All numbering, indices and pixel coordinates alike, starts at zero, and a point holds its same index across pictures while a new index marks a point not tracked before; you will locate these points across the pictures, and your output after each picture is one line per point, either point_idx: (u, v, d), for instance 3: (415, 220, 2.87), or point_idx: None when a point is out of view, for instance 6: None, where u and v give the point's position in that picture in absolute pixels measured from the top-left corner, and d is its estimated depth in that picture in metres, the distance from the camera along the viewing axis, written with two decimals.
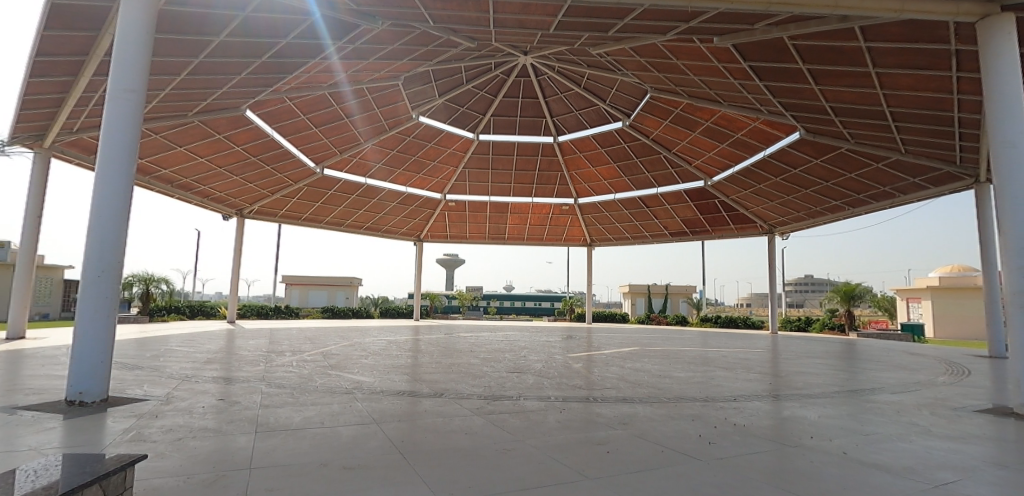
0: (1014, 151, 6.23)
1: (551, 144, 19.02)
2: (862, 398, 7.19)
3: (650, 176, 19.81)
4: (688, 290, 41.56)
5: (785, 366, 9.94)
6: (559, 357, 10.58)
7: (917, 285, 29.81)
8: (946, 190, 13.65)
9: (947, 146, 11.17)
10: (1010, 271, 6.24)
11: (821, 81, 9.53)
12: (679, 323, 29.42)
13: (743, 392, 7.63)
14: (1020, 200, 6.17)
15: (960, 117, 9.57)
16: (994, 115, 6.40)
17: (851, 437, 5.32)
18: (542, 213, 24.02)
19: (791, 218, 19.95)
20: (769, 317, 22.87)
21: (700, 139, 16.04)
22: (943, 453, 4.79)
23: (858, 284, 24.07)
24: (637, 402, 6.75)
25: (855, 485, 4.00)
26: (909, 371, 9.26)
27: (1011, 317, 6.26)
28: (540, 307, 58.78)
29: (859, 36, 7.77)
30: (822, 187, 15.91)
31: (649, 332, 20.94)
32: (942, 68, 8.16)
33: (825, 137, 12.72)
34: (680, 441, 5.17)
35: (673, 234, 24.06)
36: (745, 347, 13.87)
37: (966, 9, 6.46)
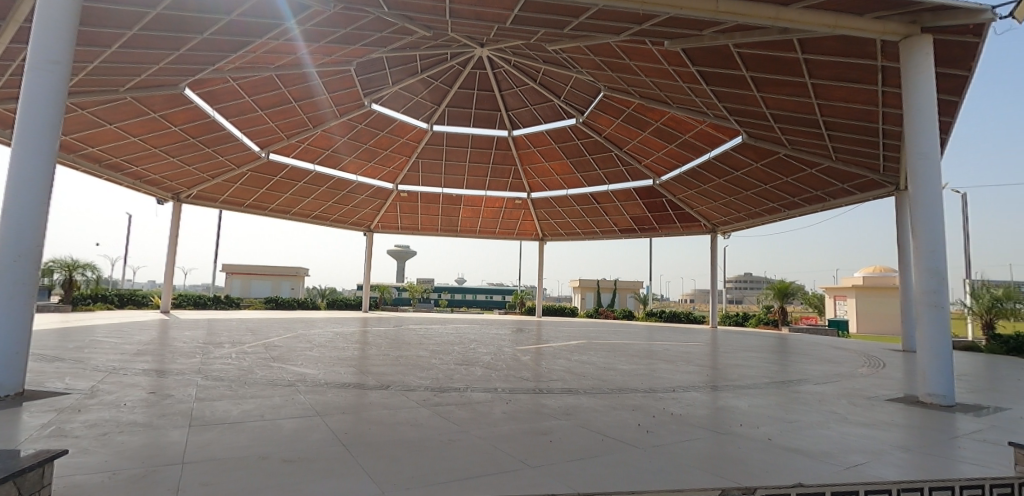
0: (928, 161, 6.77)
1: (505, 138, 19.03)
2: (789, 388, 7.67)
3: (602, 173, 20.16)
4: (635, 285, 42.68)
5: (722, 359, 10.45)
6: (508, 349, 10.68)
7: (843, 283, 31.95)
8: (871, 197, 14.68)
9: (873, 155, 12.01)
10: (921, 272, 6.78)
11: (762, 89, 10.01)
12: (626, 317, 30.29)
13: (683, 383, 7.96)
14: (931, 208, 6.74)
15: (884, 128, 10.31)
16: (912, 129, 6.95)
17: (777, 424, 5.68)
18: (495, 206, 24.13)
19: (732, 218, 20.94)
20: (710, 313, 23.84)
21: (650, 139, 16.46)
22: (860, 438, 5.18)
23: (791, 282, 25.54)
24: (581, 393, 6.93)
25: (778, 470, 4.29)
26: (832, 364, 9.95)
27: (921, 315, 6.82)
28: (491, 301, 58.97)
29: (797, 48, 8.19)
30: (761, 189, 16.77)
31: (598, 327, 21.45)
32: (870, 82, 8.76)
33: (764, 142, 13.39)
34: (621, 430, 5.37)
35: (622, 231, 24.72)
36: (685, 340, 14.48)
37: (891, 28, 6.91)
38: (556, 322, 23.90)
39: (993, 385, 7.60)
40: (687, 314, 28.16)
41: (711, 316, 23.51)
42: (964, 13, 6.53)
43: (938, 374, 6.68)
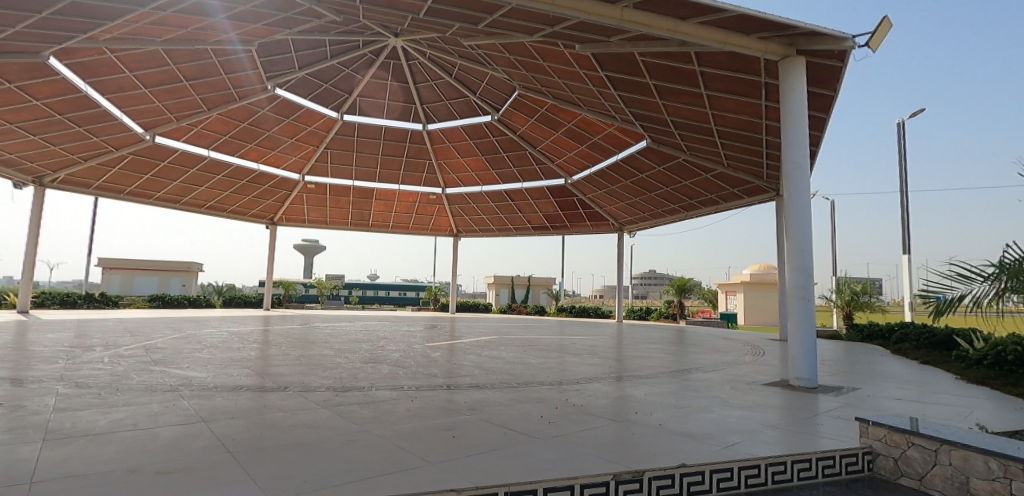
0: (799, 170, 7.56)
1: (420, 131, 18.70)
2: (682, 377, 8.25)
3: (516, 170, 20.43)
4: (548, 281, 43.91)
5: (625, 351, 11.02)
6: (418, 346, 10.53)
7: (733, 279, 34.93)
8: (756, 201, 16.17)
9: (758, 163, 13.23)
10: (793, 270, 7.53)
11: (664, 96, 10.65)
12: (538, 313, 31.06)
13: (587, 375, 8.28)
14: (802, 211, 7.52)
15: (766, 139, 11.39)
16: (787, 142, 7.73)
17: (669, 411, 6.09)
18: (409, 201, 23.72)
19: (637, 218, 22.15)
20: (616, 307, 25.08)
21: (562, 139, 16.93)
22: (737, 420, 5.70)
23: (689, 278, 27.54)
24: (489, 387, 6.99)
25: (667, 453, 4.60)
26: (720, 353, 10.84)
27: (792, 307, 7.60)
28: (405, 297, 57.90)
29: (693, 60, 8.80)
30: (663, 191, 17.88)
31: (511, 322, 21.80)
32: (755, 97, 9.62)
33: (666, 147, 14.27)
34: (524, 422, 5.48)
35: (535, 228, 25.30)
36: (592, 334, 15.11)
37: (771, 49, 7.63)
38: (469, 318, 23.96)
39: (847, 368, 8.69)
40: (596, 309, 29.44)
41: (617, 311, 24.75)
42: (829, 39, 7.30)
43: (804, 360, 7.49)
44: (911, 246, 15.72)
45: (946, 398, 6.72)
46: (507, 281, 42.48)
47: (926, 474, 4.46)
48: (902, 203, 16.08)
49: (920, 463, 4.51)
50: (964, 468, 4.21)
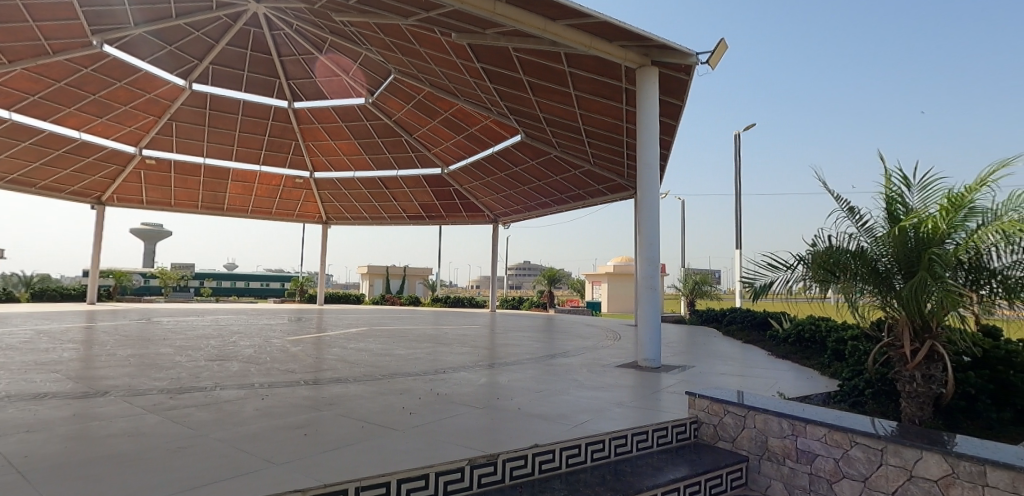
0: (650, 171, 8.29)
1: (286, 109, 17.29)
2: (546, 362, 8.67)
3: (391, 157, 19.82)
4: (425, 271, 43.53)
5: (495, 340, 11.29)
6: (277, 340, 9.79)
7: (599, 270, 37.59)
8: (617, 198, 17.51)
9: (619, 162, 14.32)
10: (645, 260, 8.24)
11: (536, 93, 11.02)
12: (412, 303, 30.65)
13: (456, 364, 8.34)
14: (653, 208, 8.24)
15: (626, 140, 12.34)
16: (641, 145, 8.44)
17: (529, 395, 6.37)
18: (271, 184, 22.08)
19: (511, 210, 22.85)
20: (490, 297, 25.69)
21: (439, 128, 16.75)
22: (589, 400, 6.14)
23: (558, 269, 29.13)
24: (350, 381, 6.74)
25: (522, 436, 4.81)
26: (582, 339, 11.60)
27: (642, 296, 8.32)
28: (269, 289, 53.55)
29: (563, 61, 9.21)
30: (536, 185, 18.60)
31: (385, 313, 21.25)
32: (617, 100, 10.34)
33: (539, 142, 14.83)
34: (383, 415, 5.37)
35: (410, 217, 24.97)
36: (465, 324, 15.29)
37: (629, 56, 8.25)
38: (340, 309, 22.92)
39: (686, 348, 9.81)
40: (470, 298, 29.87)
41: (490, 300, 25.33)
42: (678, 53, 8.07)
43: (650, 343, 8.27)
44: (741, 241, 18.18)
45: (758, 371, 7.91)
46: (381, 271, 41.36)
47: (737, 436, 5.30)
48: (735, 204, 18.52)
49: (733, 428, 5.33)
50: (765, 429, 5.07)
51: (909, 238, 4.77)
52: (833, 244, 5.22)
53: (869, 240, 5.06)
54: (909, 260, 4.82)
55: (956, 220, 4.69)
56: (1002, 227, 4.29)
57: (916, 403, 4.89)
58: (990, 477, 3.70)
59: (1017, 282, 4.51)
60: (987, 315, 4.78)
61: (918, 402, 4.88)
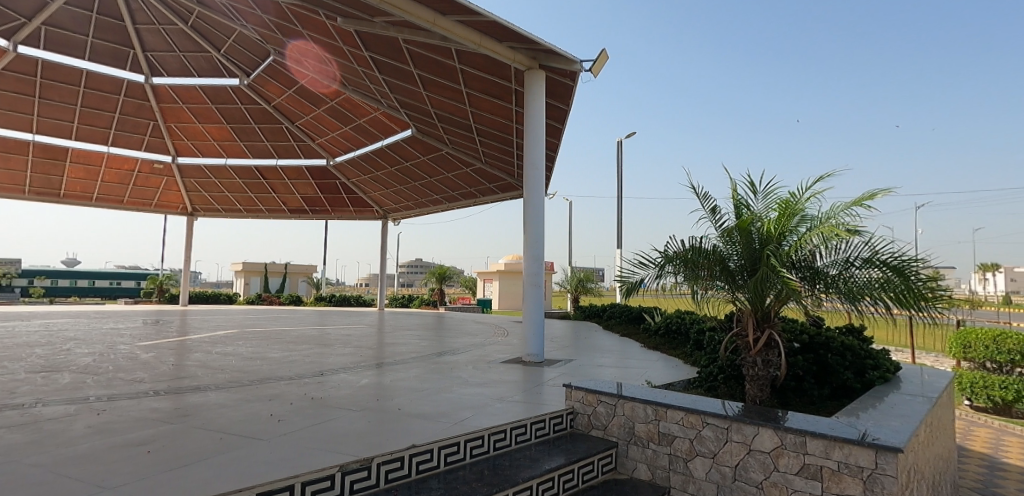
0: (536, 171, 8.55)
1: (143, 84, 15.30)
2: (432, 360, 8.59)
3: (270, 145, 18.40)
4: (309, 269, 41.11)
5: (380, 339, 10.95)
6: (122, 346, 8.60)
7: (490, 268, 38.17)
8: (507, 197, 17.88)
9: (509, 162, 14.62)
10: (530, 258, 8.47)
11: (427, 88, 10.87)
12: (293, 302, 28.78)
13: (336, 366, 7.94)
14: (538, 208, 8.49)
15: (516, 141, 12.62)
16: (528, 145, 8.67)
17: (410, 394, 6.25)
18: (123, 168, 19.52)
19: (401, 207, 22.37)
20: (379, 296, 24.93)
21: (324, 117, 15.84)
22: (471, 397, 6.18)
23: (449, 267, 29.13)
24: (211, 389, 6.12)
25: (399, 437, 4.70)
26: (469, 336, 11.67)
27: (526, 293, 8.55)
28: (121, 289, 47.10)
29: (454, 57, 9.17)
30: (427, 181, 18.37)
31: (262, 313, 19.67)
32: (507, 101, 10.52)
33: (430, 138, 14.65)
34: (247, 424, 4.94)
35: (291, 210, 23.46)
36: (351, 323, 14.70)
37: (518, 59, 8.43)
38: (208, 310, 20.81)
39: (567, 343, 10.28)
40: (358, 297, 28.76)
41: (379, 299, 24.60)
42: (564, 59, 8.39)
43: (534, 338, 8.52)
44: (621, 241, 19.47)
45: (630, 362, 8.51)
46: (258, 268, 38.42)
47: (609, 424, 5.64)
48: (617, 206, 19.77)
49: (605, 416, 5.67)
50: (632, 416, 5.45)
51: (753, 237, 5.45)
52: (693, 242, 5.78)
53: (722, 239, 5.66)
54: (754, 258, 5.48)
55: (790, 225, 5.38)
56: (822, 230, 4.99)
57: (757, 386, 5.53)
58: (810, 446, 4.32)
59: (834, 279, 5.24)
60: (816, 308, 5.38)
61: (759, 384, 5.52)
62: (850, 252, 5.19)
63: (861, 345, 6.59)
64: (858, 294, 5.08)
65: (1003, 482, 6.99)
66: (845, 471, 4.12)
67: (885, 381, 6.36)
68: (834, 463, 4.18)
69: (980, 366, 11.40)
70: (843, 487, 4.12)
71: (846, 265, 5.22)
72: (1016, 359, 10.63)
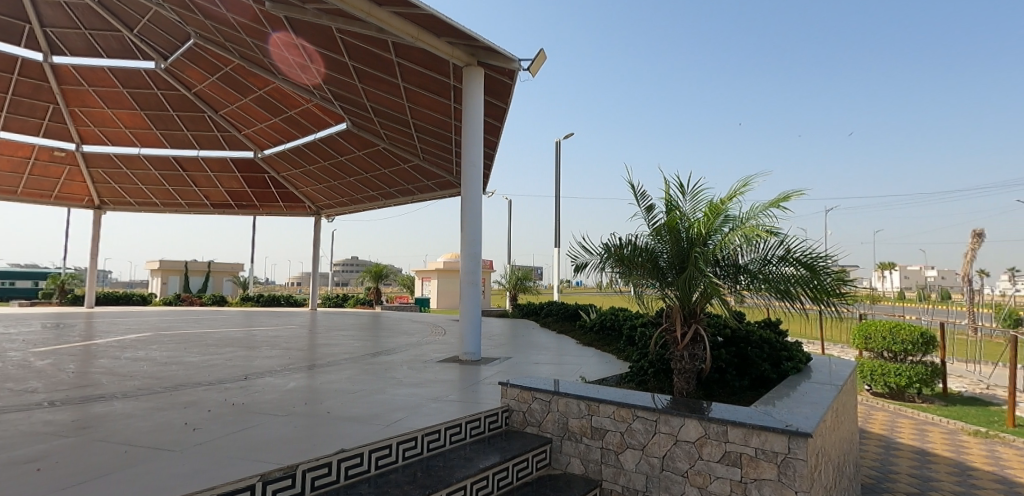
0: (474, 168, 8.49)
1: (41, 63, 13.84)
2: (365, 361, 8.33)
3: (190, 135, 17.22)
4: (235, 268, 38.85)
5: (310, 340, 10.50)
6: (10, 354, 7.71)
7: (429, 266, 37.67)
8: (446, 195, 17.72)
9: (448, 159, 14.48)
10: (468, 256, 8.41)
11: (363, 80, 10.55)
12: (216, 303, 27.11)
13: (261, 369, 7.52)
14: (476, 205, 8.44)
15: (454, 138, 12.50)
16: (465, 142, 8.60)
17: (340, 397, 6.03)
18: (17, 155, 17.59)
19: (335, 203, 21.65)
20: (311, 295, 23.98)
21: (251, 107, 15.01)
22: (405, 397, 6.04)
23: (385, 265, 28.50)
24: (117, 398, 5.61)
25: (326, 442, 4.51)
26: (405, 336, 11.45)
27: (463, 291, 8.47)
28: (14, 290, 42.44)
29: (390, 50, 8.95)
30: (363, 177, 17.86)
31: (181, 314, 18.37)
32: (446, 97, 10.40)
33: (365, 132, 14.24)
34: (158, 434, 4.57)
35: (214, 204, 22.10)
36: (279, 324, 14.02)
37: (457, 54, 8.34)
38: (118, 312, 19.15)
39: (504, 341, 10.30)
40: (288, 297, 27.52)
41: (311, 299, 23.65)
42: (502, 57, 8.40)
43: (471, 336, 8.48)
44: (559, 240, 19.78)
45: (565, 358, 8.66)
46: (177, 266, 35.85)
47: (543, 420, 5.70)
48: (554, 205, 20.07)
49: (539, 413, 5.72)
50: (566, 411, 5.53)
51: (681, 236, 5.69)
52: (625, 240, 5.97)
53: (653, 237, 5.86)
54: (682, 255, 5.72)
55: (714, 225, 5.65)
56: (743, 230, 5.31)
57: (684, 378, 5.77)
58: (730, 434, 4.55)
59: (755, 275, 5.54)
60: (739, 303, 5.67)
61: (686, 376, 5.77)
62: (768, 250, 5.52)
63: (777, 338, 7.05)
64: (775, 289, 5.41)
65: (896, 460, 7.71)
66: (762, 457, 4.38)
67: (798, 371, 6.83)
68: (752, 450, 4.43)
69: (878, 355, 12.42)
70: (760, 472, 4.38)
71: (765, 263, 5.54)
72: (908, 348, 11.69)
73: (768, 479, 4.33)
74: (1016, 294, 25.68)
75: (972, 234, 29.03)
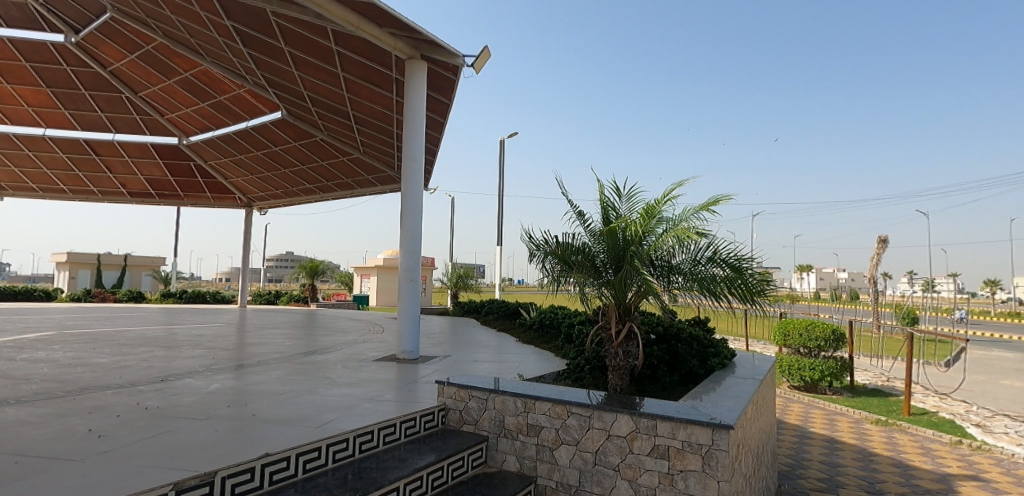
0: (415, 163, 8.35)
1: None
2: (297, 360, 7.99)
3: (105, 117, 15.88)
4: (156, 262, 36.23)
5: (238, 339, 9.95)
6: None
7: (368, 263, 36.73)
8: (387, 190, 17.35)
9: (390, 153, 14.17)
10: (408, 252, 8.26)
11: (299, 67, 10.12)
12: (133, 299, 25.19)
13: (181, 370, 7.04)
14: (416, 201, 8.30)
15: (396, 132, 12.26)
16: (406, 136, 8.44)
17: (268, 398, 5.75)
18: None
19: (269, 195, 20.70)
20: (241, 292, 22.79)
21: (176, 90, 14.04)
22: (337, 397, 5.85)
23: (322, 262, 27.57)
24: (9, 404, 5.06)
25: (250, 446, 4.28)
26: (342, 334, 11.10)
27: (402, 288, 8.31)
28: None
29: (330, 38, 8.63)
30: (298, 169, 17.16)
31: (92, 312, 16.90)
32: (387, 90, 10.16)
33: (302, 122, 13.68)
34: (56, 443, 4.16)
35: (132, 193, 20.52)
36: (204, 322, 13.20)
37: (399, 46, 8.18)
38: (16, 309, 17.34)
39: (444, 339, 10.20)
40: (215, 293, 25.99)
41: (241, 295, 22.47)
42: (446, 52, 8.31)
43: (410, 334, 8.34)
44: (502, 239, 19.86)
45: (505, 356, 8.69)
46: (88, 260, 32.96)
47: (480, 418, 5.69)
48: (499, 203, 20.15)
49: (476, 411, 5.71)
50: (502, 409, 5.55)
51: (617, 236, 5.84)
52: (563, 240, 6.04)
53: (590, 238, 5.98)
54: (618, 255, 5.86)
55: (649, 226, 5.84)
56: (676, 233, 5.50)
57: (618, 375, 5.93)
58: (660, 428, 4.72)
59: (686, 275, 5.76)
60: (673, 302, 5.87)
61: (619, 373, 5.94)
62: (698, 251, 5.76)
63: (705, 335, 7.42)
64: (705, 289, 5.67)
65: (809, 448, 8.32)
66: (688, 449, 4.57)
67: (723, 366, 7.20)
68: (679, 442, 4.62)
69: (796, 351, 13.33)
70: (686, 463, 4.57)
71: (695, 263, 5.78)
72: (822, 344, 12.62)
73: (694, 470, 4.53)
74: (912, 295, 28.41)
75: (877, 240, 31.78)
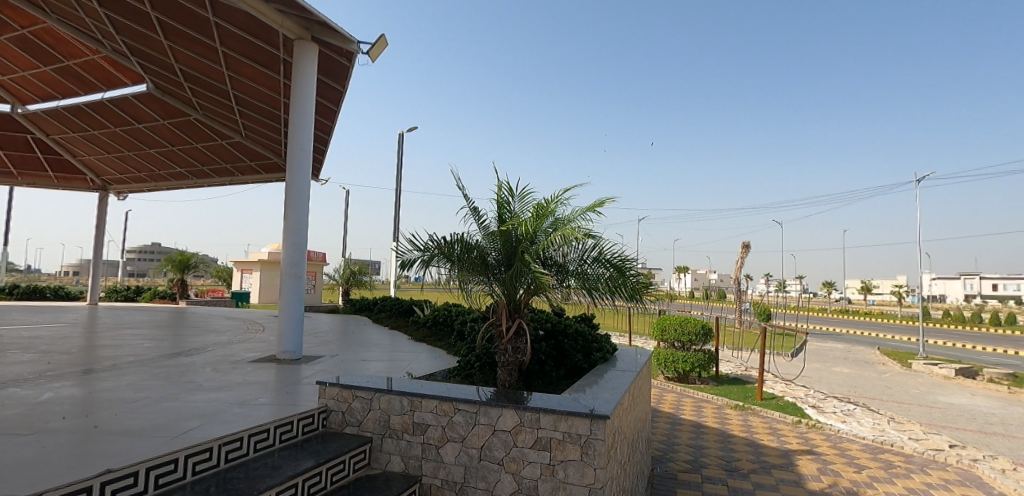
0: (303, 152, 7.88)
1: None
2: (156, 364, 7.16)
3: None
4: None
5: (82, 341, 8.68)
6: None
7: (251, 257, 33.95)
8: (272, 179, 16.18)
9: (276, 139, 13.24)
10: (292, 246, 7.78)
11: (169, 36, 9.10)
12: None
13: (3, 378, 5.99)
14: (303, 191, 7.83)
15: (283, 117, 11.47)
16: (293, 122, 7.93)
17: (116, 408, 5.09)
18: None
19: (129, 177, 18.35)
20: (92, 287, 19.94)
21: (9, 49, 11.93)
22: (202, 403, 5.34)
23: (193, 254, 25.05)
24: None
25: (88, 463, 3.75)
26: (213, 334, 10.13)
27: (284, 284, 7.80)
28: None
29: (206, 8, 7.86)
30: (167, 150, 15.42)
31: None
32: (273, 71, 9.48)
33: (173, 98, 12.30)
34: None
35: None
36: (40, 321, 11.35)
37: (287, 25, 7.66)
38: None
39: (330, 338, 9.72)
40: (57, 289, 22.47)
41: (92, 291, 19.67)
42: (340, 37, 7.93)
43: (292, 334, 7.84)
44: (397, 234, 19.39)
45: (395, 355, 8.48)
46: None
47: (364, 419, 5.51)
48: (396, 198, 19.68)
49: (360, 412, 5.52)
50: (388, 409, 5.42)
51: (510, 234, 5.96)
52: (457, 238, 6.03)
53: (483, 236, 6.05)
54: (510, 253, 5.99)
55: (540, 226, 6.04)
56: (564, 232, 5.75)
57: (507, 370, 6.04)
58: (543, 421, 4.89)
59: (574, 274, 6.03)
60: (564, 300, 6.09)
61: (508, 369, 6.05)
62: (585, 251, 6.06)
63: (589, 331, 7.81)
64: (590, 287, 5.97)
65: (679, 434, 9.14)
66: (568, 440, 4.78)
67: (605, 360, 7.64)
68: (560, 434, 4.81)
69: (670, 345, 14.48)
70: (566, 454, 4.78)
71: (582, 262, 6.07)
72: (692, 338, 13.85)
73: (573, 459, 4.75)
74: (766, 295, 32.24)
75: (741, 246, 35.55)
